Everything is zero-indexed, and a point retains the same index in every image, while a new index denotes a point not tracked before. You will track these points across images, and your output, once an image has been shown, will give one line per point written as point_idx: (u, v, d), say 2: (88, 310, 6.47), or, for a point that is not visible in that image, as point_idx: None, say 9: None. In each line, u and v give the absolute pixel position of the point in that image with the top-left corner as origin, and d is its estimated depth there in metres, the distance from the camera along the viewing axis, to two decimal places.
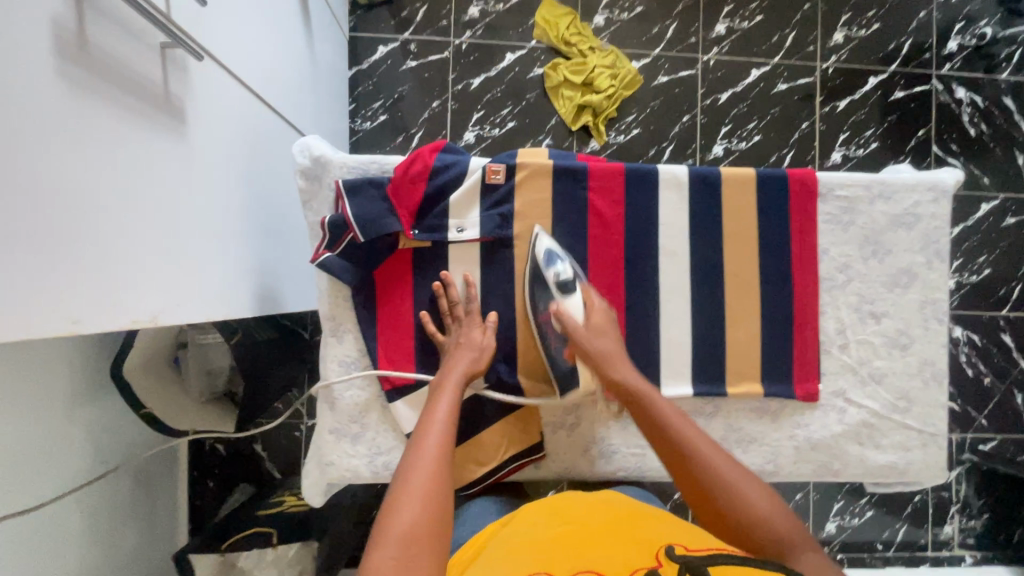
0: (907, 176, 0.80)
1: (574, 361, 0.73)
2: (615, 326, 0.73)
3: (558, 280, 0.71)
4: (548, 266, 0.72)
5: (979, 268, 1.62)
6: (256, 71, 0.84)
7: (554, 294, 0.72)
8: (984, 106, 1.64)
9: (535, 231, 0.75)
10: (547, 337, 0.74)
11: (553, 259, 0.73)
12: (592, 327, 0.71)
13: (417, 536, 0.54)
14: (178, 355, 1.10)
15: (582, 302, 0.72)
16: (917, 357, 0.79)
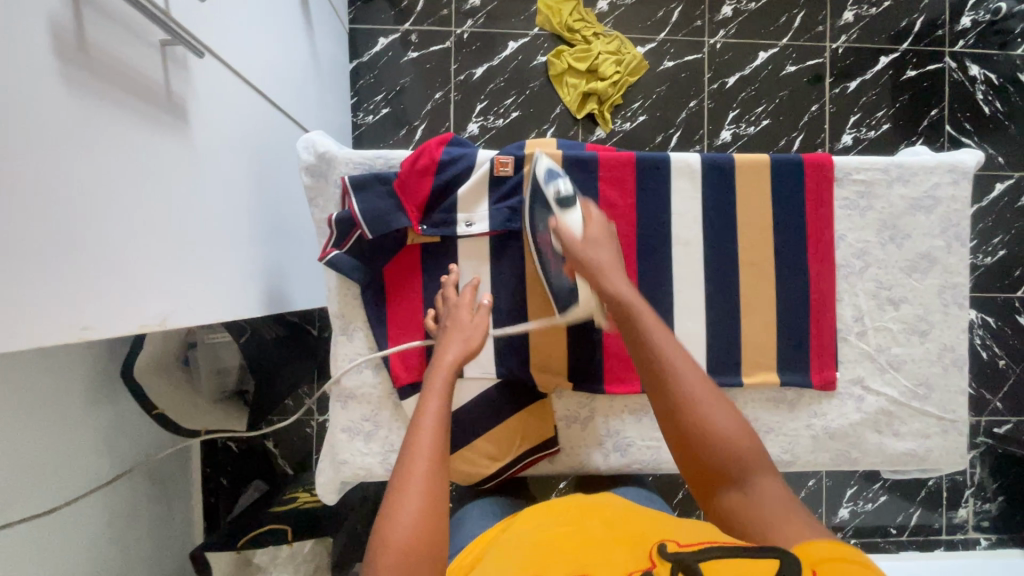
0: (925, 158, 0.78)
1: (575, 278, 0.70)
2: (613, 239, 0.69)
3: (556, 197, 0.68)
4: (547, 184, 0.69)
5: (993, 250, 1.59)
6: (257, 67, 0.82)
7: (553, 211, 0.69)
8: (999, 84, 1.60)
9: (535, 154, 0.72)
10: (546, 259, 0.72)
11: (552, 177, 0.69)
12: (589, 239, 0.68)
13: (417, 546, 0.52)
14: (187, 356, 1.10)
15: (580, 219, 0.68)
16: (936, 343, 0.78)
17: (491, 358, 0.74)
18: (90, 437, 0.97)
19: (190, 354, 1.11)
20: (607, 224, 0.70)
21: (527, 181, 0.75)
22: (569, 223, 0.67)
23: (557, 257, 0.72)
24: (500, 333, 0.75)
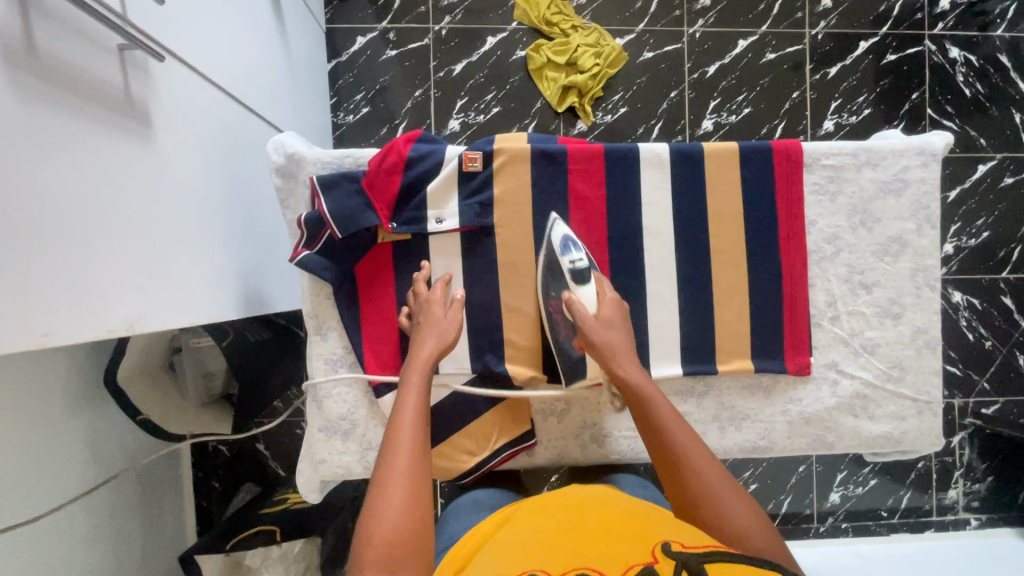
0: (894, 141, 0.78)
1: (584, 350, 0.72)
2: (626, 317, 0.71)
3: (572, 269, 0.70)
4: (561, 254, 0.71)
5: (977, 231, 1.60)
6: (225, 69, 0.82)
7: (568, 283, 0.71)
8: (979, 65, 1.60)
9: (552, 217, 0.74)
10: (556, 326, 0.73)
11: (568, 246, 0.71)
12: (602, 320, 0.69)
13: (399, 543, 0.53)
14: (172, 362, 1.11)
15: (593, 293, 0.71)
16: (909, 325, 0.78)
17: (466, 354, 0.75)
18: (75, 444, 0.97)
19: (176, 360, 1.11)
20: (621, 303, 0.72)
21: (497, 176, 0.75)
22: (582, 296, 0.70)
23: (569, 327, 0.73)
24: (475, 328, 0.75)
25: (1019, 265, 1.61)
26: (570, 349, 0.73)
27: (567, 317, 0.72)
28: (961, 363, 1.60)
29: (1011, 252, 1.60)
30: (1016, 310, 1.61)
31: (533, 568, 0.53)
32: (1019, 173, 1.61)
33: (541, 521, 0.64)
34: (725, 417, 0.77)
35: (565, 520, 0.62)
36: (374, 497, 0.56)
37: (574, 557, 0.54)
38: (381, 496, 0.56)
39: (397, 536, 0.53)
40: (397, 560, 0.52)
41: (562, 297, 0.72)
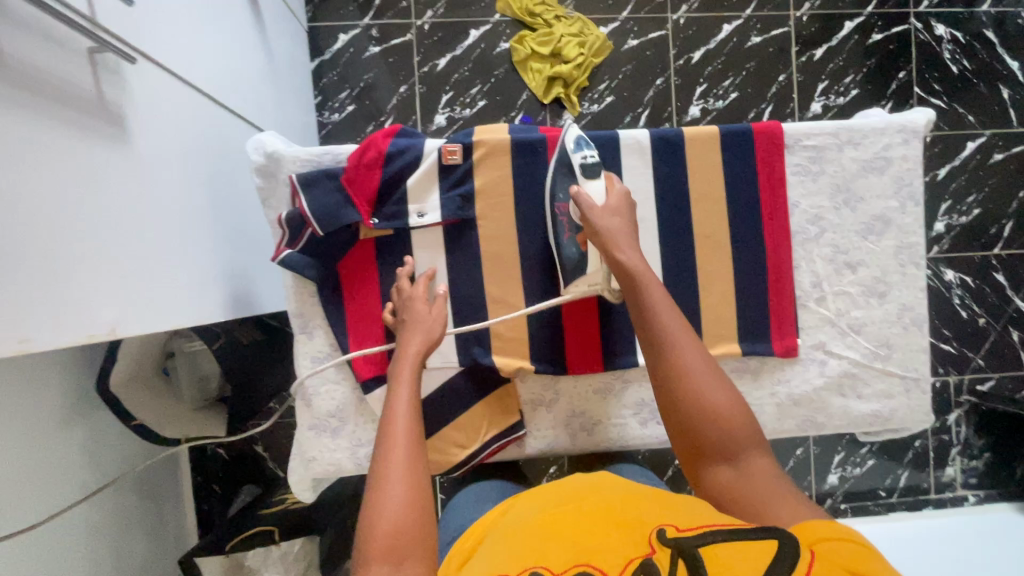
0: (875, 119, 0.78)
1: (588, 247, 0.71)
2: (633, 212, 0.70)
3: (582, 164, 0.70)
4: (573, 152, 0.71)
5: (968, 209, 1.60)
6: (201, 70, 0.82)
7: (576, 177, 0.71)
8: (966, 42, 1.59)
9: (566, 123, 0.74)
10: (560, 227, 0.73)
11: (580, 145, 0.71)
12: (607, 208, 0.68)
13: (403, 538, 0.53)
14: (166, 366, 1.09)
15: (602, 187, 0.70)
16: (895, 303, 0.78)
17: (453, 347, 0.75)
18: (71, 452, 0.97)
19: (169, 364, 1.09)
20: (630, 198, 0.71)
21: (477, 168, 0.75)
22: (589, 190, 0.68)
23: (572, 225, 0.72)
24: (461, 322, 0.75)
25: (1010, 241, 1.61)
26: (572, 244, 0.72)
27: (573, 214, 0.71)
28: (954, 341, 1.60)
29: (1002, 228, 1.60)
30: (1009, 286, 1.61)
31: (529, 565, 0.52)
32: (1008, 149, 1.61)
33: (538, 510, 0.63)
34: None
35: (559, 509, 0.62)
36: (372, 495, 0.56)
37: (567, 549, 0.53)
38: (380, 492, 0.55)
39: (398, 532, 0.53)
40: (401, 556, 0.52)
41: (569, 196, 0.71)
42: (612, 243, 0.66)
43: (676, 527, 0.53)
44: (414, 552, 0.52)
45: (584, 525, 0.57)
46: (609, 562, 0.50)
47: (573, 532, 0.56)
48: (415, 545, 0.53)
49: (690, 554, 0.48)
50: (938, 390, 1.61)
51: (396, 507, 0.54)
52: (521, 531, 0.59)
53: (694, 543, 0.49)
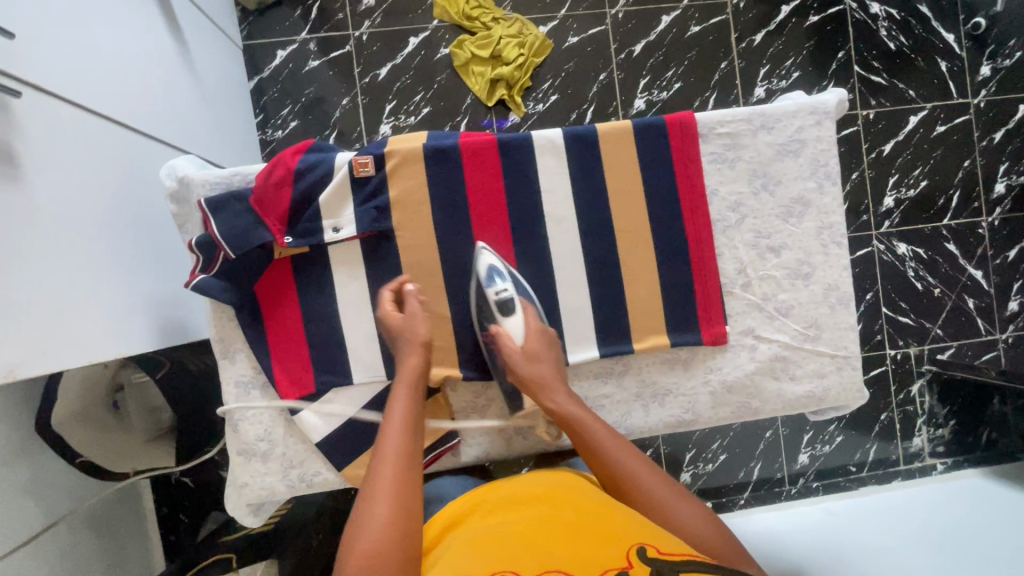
0: (787, 102, 0.78)
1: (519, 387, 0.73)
2: (552, 343, 0.73)
3: (498, 301, 0.71)
4: (488, 286, 0.72)
5: (915, 182, 1.62)
6: (105, 98, 0.80)
7: (495, 316, 0.72)
8: (901, 17, 1.61)
9: (479, 246, 0.74)
10: (493, 362, 0.74)
11: (493, 276, 0.72)
12: (527, 352, 0.70)
13: (385, 547, 0.54)
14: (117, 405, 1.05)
15: (519, 322, 0.72)
16: (820, 284, 0.79)
17: (379, 362, 0.74)
18: None
19: (118, 398, 1.04)
20: (545, 329, 0.73)
21: (391, 179, 0.74)
22: (508, 330, 0.71)
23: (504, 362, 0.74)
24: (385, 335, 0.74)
25: (959, 211, 1.63)
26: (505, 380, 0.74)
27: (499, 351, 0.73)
28: (912, 313, 1.63)
29: (949, 198, 1.63)
30: (960, 255, 1.64)
31: (503, 569, 0.51)
32: (950, 121, 1.63)
33: (510, 512, 0.62)
34: (647, 394, 0.77)
35: (534, 514, 0.61)
36: (359, 513, 0.58)
37: (545, 555, 0.52)
38: (367, 505, 0.58)
39: (381, 541, 0.55)
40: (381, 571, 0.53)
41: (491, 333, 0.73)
42: (541, 387, 0.69)
43: (654, 549, 0.53)
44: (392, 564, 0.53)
45: (563, 533, 0.56)
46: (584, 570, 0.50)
47: (552, 539, 0.55)
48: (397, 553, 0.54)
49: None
50: (899, 362, 1.63)
51: (380, 518, 0.57)
52: (494, 534, 0.58)
53: (673, 569, 0.49)
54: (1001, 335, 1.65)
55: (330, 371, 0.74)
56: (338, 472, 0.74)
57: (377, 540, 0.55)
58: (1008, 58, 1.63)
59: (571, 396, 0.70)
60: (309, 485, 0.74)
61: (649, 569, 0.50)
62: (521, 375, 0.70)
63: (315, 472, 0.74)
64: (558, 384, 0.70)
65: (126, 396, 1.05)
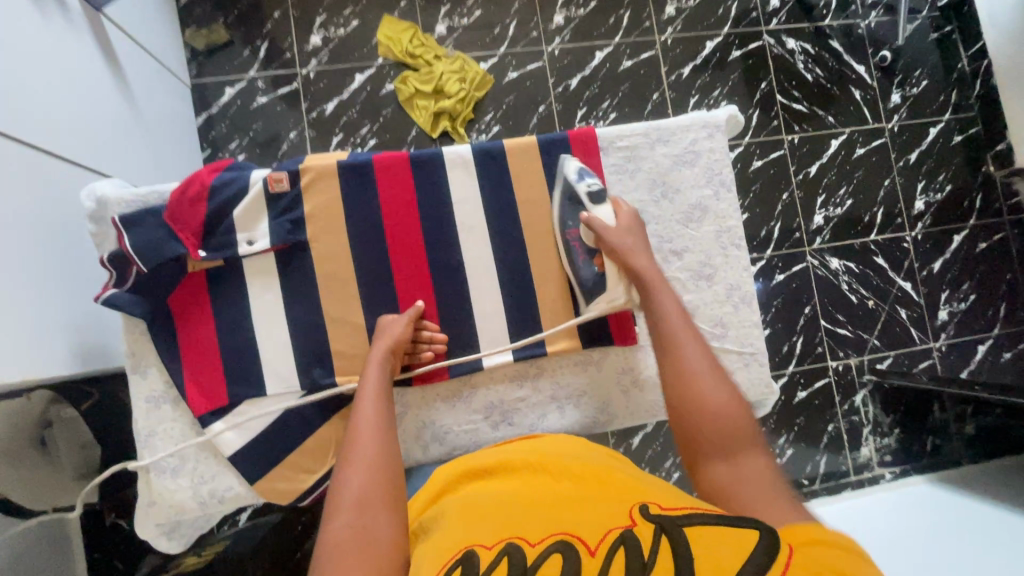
0: (681, 118, 0.86)
1: (603, 265, 0.79)
2: (643, 227, 0.78)
3: (586, 192, 0.80)
4: (578, 181, 0.80)
5: (841, 200, 1.72)
6: (32, 122, 0.82)
7: (584, 205, 0.80)
8: (815, 52, 1.74)
9: (564, 156, 0.83)
10: (574, 252, 0.81)
11: (582, 175, 0.81)
12: (621, 227, 0.77)
13: (369, 501, 0.56)
14: (44, 435, 0.81)
15: (608, 210, 0.79)
16: (723, 284, 0.85)
17: (293, 373, 0.77)
18: None
19: (46, 433, 0.81)
20: (636, 215, 0.79)
21: (306, 193, 0.78)
22: (600, 213, 0.77)
23: (585, 250, 0.80)
24: (300, 345, 0.77)
25: (884, 228, 1.73)
26: (586, 268, 0.80)
27: (585, 239, 0.80)
28: (849, 325, 1.69)
29: (874, 216, 1.73)
30: (889, 268, 1.72)
31: (507, 536, 0.50)
32: (868, 143, 1.74)
33: (512, 485, 0.60)
34: (563, 395, 0.82)
35: (540, 485, 0.59)
36: (339, 470, 0.60)
37: (552, 521, 0.52)
38: (347, 465, 0.60)
39: (363, 496, 0.57)
40: (367, 514, 0.55)
41: (579, 222, 0.80)
42: (628, 255, 0.75)
43: (659, 508, 0.52)
44: (379, 512, 0.55)
45: (573, 500, 0.55)
46: (590, 534, 0.49)
47: (560, 506, 0.54)
48: (383, 501, 0.57)
49: (672, 533, 0.46)
50: (842, 372, 1.68)
51: (361, 476, 0.59)
52: (499, 503, 0.56)
53: (677, 524, 0.47)
54: (934, 343, 1.73)
55: (244, 382, 0.76)
56: (250, 486, 0.76)
57: (361, 497, 0.56)
58: (915, 87, 1.77)
59: (654, 264, 0.75)
60: (220, 499, 0.75)
61: (653, 526, 0.48)
62: (611, 244, 0.75)
63: (226, 486, 0.75)
64: (645, 254, 0.75)
65: (55, 431, 0.83)
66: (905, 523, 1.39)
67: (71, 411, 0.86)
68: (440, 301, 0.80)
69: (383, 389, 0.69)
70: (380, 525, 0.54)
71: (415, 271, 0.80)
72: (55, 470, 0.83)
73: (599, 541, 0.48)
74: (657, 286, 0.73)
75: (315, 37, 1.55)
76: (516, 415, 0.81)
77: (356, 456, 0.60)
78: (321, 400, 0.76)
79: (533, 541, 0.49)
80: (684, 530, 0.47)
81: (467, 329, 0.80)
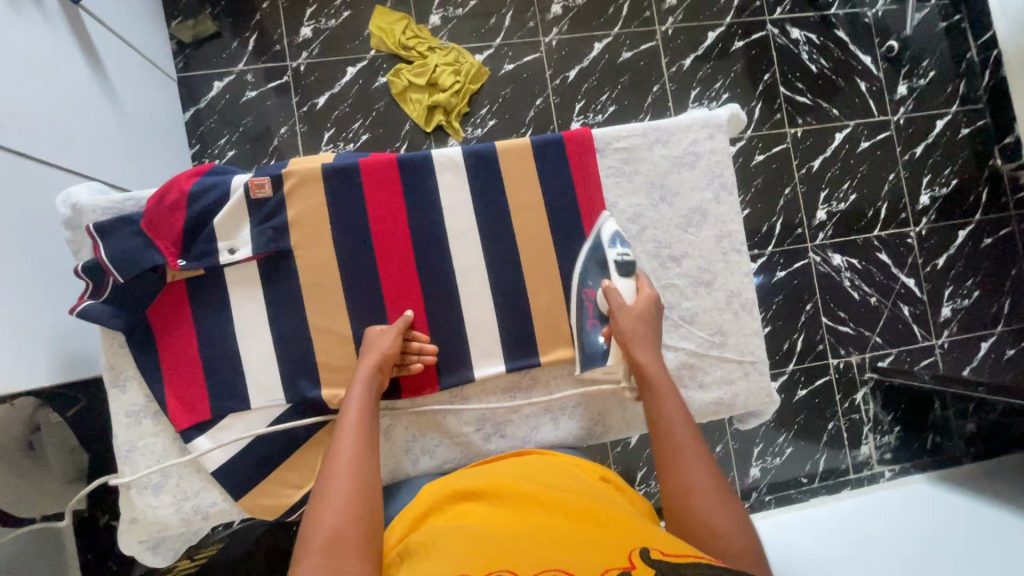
0: (681, 118, 0.83)
1: (609, 341, 0.77)
2: (660, 313, 0.75)
3: (616, 261, 0.78)
4: (611, 246, 0.78)
5: (845, 195, 1.68)
6: (6, 125, 0.79)
7: (609, 272, 0.78)
8: (820, 42, 1.69)
9: (603, 215, 0.80)
10: (585, 313, 0.79)
11: (615, 241, 0.78)
12: (635, 312, 0.74)
13: (342, 541, 0.55)
14: (31, 440, 0.78)
15: (631, 284, 0.77)
16: (722, 291, 0.82)
17: (278, 386, 0.75)
18: None
19: (33, 438, 0.78)
20: (657, 300, 0.76)
21: (290, 199, 0.75)
22: (621, 285, 0.76)
23: (597, 317, 0.79)
24: (285, 357, 0.75)
25: (888, 223, 1.70)
26: (594, 339, 0.78)
27: (601, 304, 0.78)
28: (851, 322, 1.67)
29: (878, 211, 1.69)
30: (893, 265, 1.69)
31: (499, 569, 0.48)
32: (873, 137, 1.70)
33: (501, 515, 0.58)
34: (557, 407, 0.80)
35: (532, 517, 0.57)
36: (314, 503, 0.58)
37: (544, 556, 0.50)
38: (324, 497, 0.58)
39: (338, 534, 0.55)
40: (339, 555, 0.54)
41: (599, 286, 0.78)
42: (633, 341, 0.73)
43: (660, 551, 0.50)
44: (350, 555, 0.54)
45: (566, 535, 0.53)
46: (585, 571, 0.47)
47: (554, 540, 0.52)
48: (357, 542, 0.55)
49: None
50: (843, 371, 1.66)
51: (336, 512, 0.57)
52: (489, 533, 0.55)
53: (678, 572, 0.46)
54: (937, 340, 1.70)
55: (228, 396, 0.74)
56: (235, 502, 0.74)
57: (334, 535, 0.55)
58: (923, 78, 1.72)
59: (659, 357, 0.73)
60: (204, 516, 0.73)
61: (653, 571, 0.46)
62: (622, 328, 0.73)
63: (210, 502, 0.74)
64: (651, 344, 0.73)
65: (43, 436, 0.80)
66: (905, 522, 1.38)
67: (57, 419, 0.83)
68: (429, 311, 0.77)
69: (368, 412, 0.67)
70: (351, 567, 0.53)
71: (403, 280, 0.77)
72: (44, 475, 0.81)
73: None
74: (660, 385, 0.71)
75: (305, 29, 1.50)
76: (509, 428, 0.79)
77: (334, 487, 0.59)
78: (306, 414, 0.73)
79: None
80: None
81: (458, 340, 0.78)
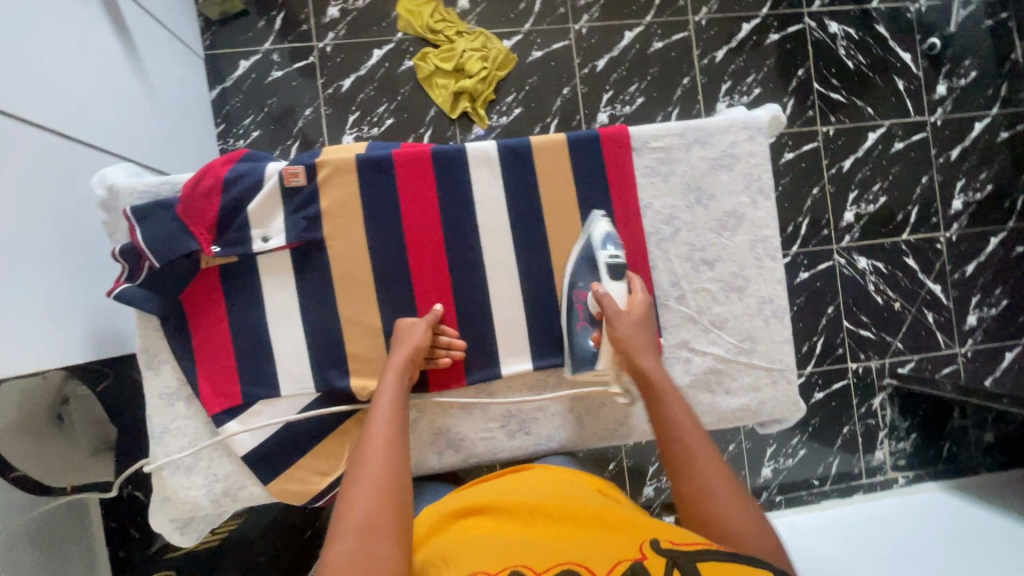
0: (720, 118, 0.81)
1: (601, 344, 0.75)
2: (653, 318, 0.75)
3: (606, 263, 0.74)
4: (601, 247, 0.75)
5: (874, 197, 1.64)
6: (44, 104, 0.80)
7: (600, 274, 0.75)
8: (859, 38, 1.64)
9: (594, 214, 0.78)
10: (575, 316, 0.76)
11: (606, 242, 0.75)
12: (629, 315, 0.73)
13: (376, 527, 0.56)
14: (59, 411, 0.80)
15: (622, 288, 0.74)
16: (754, 297, 0.81)
17: (307, 375, 0.75)
18: None
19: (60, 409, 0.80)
20: (649, 302, 0.75)
21: (323, 188, 0.75)
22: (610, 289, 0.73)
23: (586, 320, 0.76)
24: (315, 346, 0.76)
25: (917, 226, 1.66)
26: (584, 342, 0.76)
27: (590, 307, 0.75)
28: (873, 327, 1.64)
29: (908, 214, 1.66)
30: (920, 270, 1.66)
31: (513, 563, 0.51)
32: (907, 138, 1.66)
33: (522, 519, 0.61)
34: (582, 407, 0.80)
35: (548, 522, 0.60)
36: (345, 491, 0.60)
37: (560, 552, 0.52)
38: (354, 486, 0.59)
39: (371, 522, 0.56)
40: (372, 540, 0.55)
41: (589, 288, 0.75)
42: (636, 350, 0.71)
43: (670, 543, 0.52)
44: (383, 539, 0.55)
45: (579, 537, 0.56)
46: (598, 563, 0.50)
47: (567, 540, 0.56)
48: (389, 526, 0.56)
49: (684, 568, 0.47)
50: (862, 375, 1.64)
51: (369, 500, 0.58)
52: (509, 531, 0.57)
53: (690, 559, 0.48)
54: (960, 348, 1.68)
55: (259, 383, 0.75)
56: (263, 487, 0.75)
57: (368, 521, 0.56)
58: (963, 78, 1.67)
59: (661, 363, 0.72)
60: (234, 499, 0.75)
61: (665, 560, 0.48)
62: (619, 334, 0.71)
63: (239, 486, 0.75)
64: (653, 350, 0.72)
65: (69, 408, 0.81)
66: (915, 530, 1.37)
67: (86, 391, 0.85)
68: (458, 306, 0.77)
69: (400, 401, 0.68)
70: (384, 551, 0.54)
71: (433, 274, 0.77)
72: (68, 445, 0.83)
73: (609, 570, 0.49)
74: (667, 393, 0.70)
75: (332, 8, 1.48)
76: (533, 425, 0.80)
77: (364, 476, 0.60)
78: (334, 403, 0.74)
79: (540, 568, 0.50)
80: (698, 565, 0.47)
81: (486, 336, 0.78)
